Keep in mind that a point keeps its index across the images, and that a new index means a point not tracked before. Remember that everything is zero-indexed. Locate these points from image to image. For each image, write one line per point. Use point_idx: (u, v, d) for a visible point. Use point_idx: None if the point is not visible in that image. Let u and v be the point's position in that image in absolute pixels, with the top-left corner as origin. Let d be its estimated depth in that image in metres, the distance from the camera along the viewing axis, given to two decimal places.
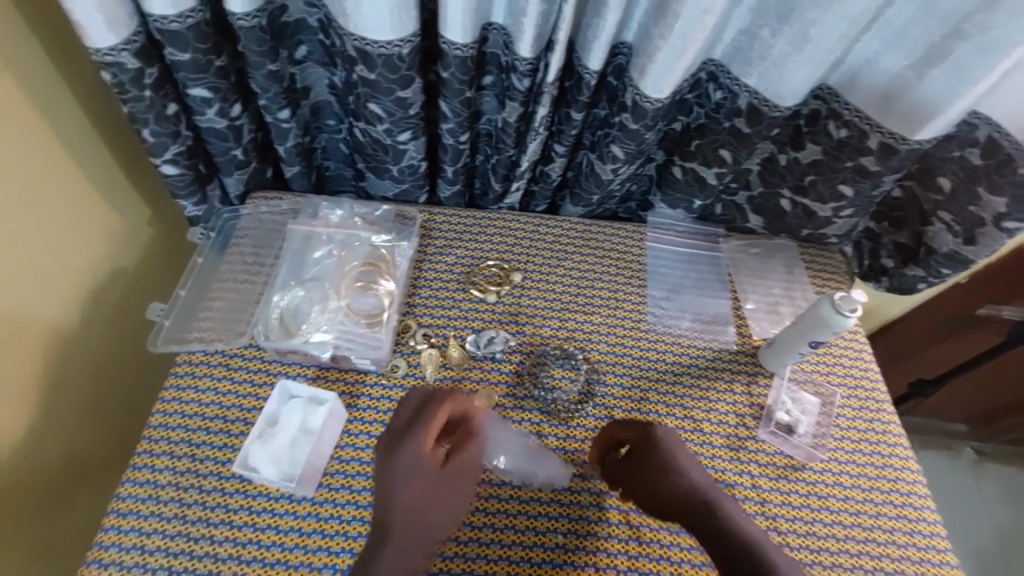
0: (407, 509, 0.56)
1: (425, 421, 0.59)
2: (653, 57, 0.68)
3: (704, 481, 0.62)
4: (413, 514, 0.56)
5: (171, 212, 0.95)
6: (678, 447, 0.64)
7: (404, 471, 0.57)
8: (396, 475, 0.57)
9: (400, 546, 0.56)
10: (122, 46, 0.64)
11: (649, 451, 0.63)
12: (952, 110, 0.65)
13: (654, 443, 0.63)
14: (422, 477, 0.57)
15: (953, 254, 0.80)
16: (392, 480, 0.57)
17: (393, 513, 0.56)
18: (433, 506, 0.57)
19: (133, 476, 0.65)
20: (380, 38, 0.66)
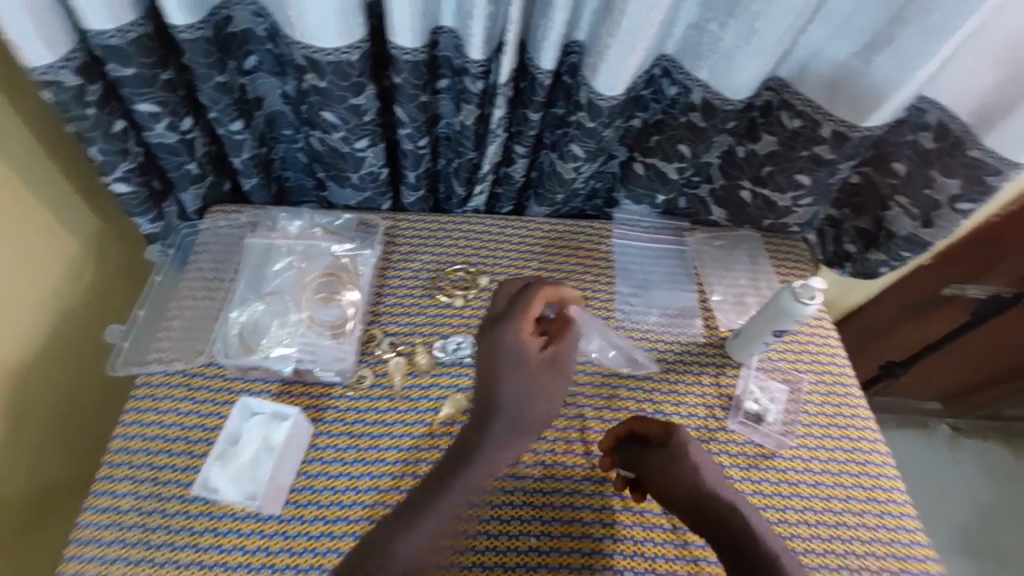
0: (516, 389, 0.61)
1: (526, 307, 0.63)
2: (604, 55, 0.68)
3: (721, 483, 0.63)
4: (522, 391, 0.61)
5: (129, 230, 0.92)
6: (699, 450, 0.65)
7: (509, 359, 0.61)
8: (503, 352, 0.61)
9: (506, 427, 0.60)
10: (60, 64, 0.63)
11: (675, 452, 0.64)
12: (898, 97, 0.66)
13: (678, 444, 0.64)
14: (530, 357, 0.62)
15: (911, 238, 0.81)
16: (501, 356, 0.61)
17: (504, 395, 0.61)
18: (540, 385, 0.62)
19: (94, 503, 0.64)
20: (328, 45, 0.65)
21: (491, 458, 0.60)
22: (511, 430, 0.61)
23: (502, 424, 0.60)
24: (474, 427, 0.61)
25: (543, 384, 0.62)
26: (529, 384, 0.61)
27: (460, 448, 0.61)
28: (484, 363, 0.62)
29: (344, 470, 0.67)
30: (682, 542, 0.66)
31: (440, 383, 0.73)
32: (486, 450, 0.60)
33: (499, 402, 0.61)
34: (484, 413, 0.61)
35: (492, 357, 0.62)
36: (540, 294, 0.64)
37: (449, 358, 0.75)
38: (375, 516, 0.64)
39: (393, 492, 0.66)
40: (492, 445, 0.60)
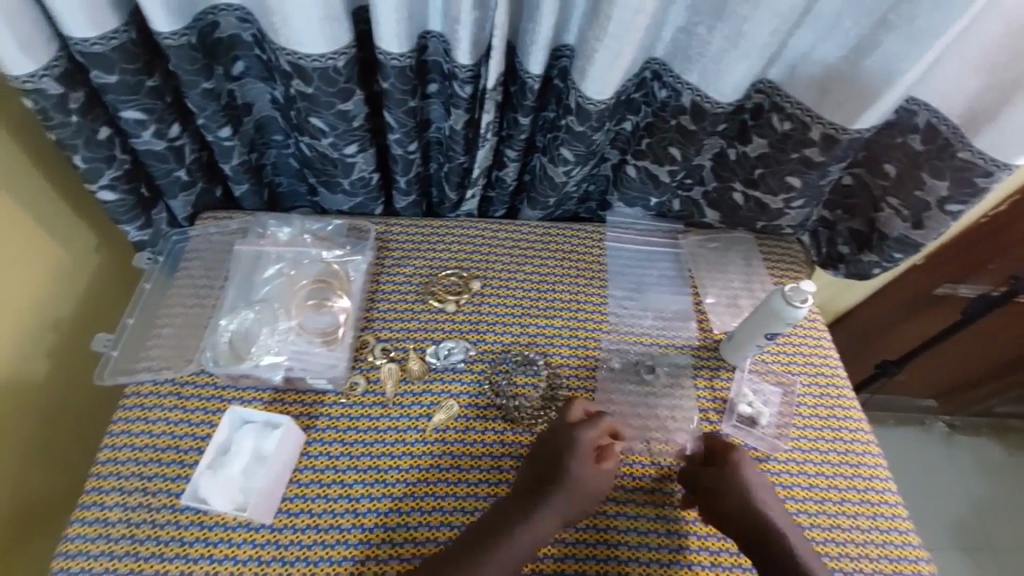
0: (579, 483, 0.62)
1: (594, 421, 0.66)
2: (592, 60, 0.68)
3: (772, 501, 0.64)
4: (578, 486, 0.62)
5: (118, 239, 0.91)
6: (752, 468, 0.66)
7: (579, 455, 0.63)
8: (566, 451, 0.64)
9: (548, 516, 0.61)
10: (42, 72, 0.62)
11: (730, 474, 0.65)
12: (885, 100, 0.67)
13: (734, 465, 0.66)
14: (592, 461, 0.64)
15: (903, 239, 0.81)
16: (564, 455, 0.64)
17: (571, 484, 0.62)
18: (596, 477, 0.63)
19: (81, 516, 0.63)
20: (314, 51, 0.65)
21: (527, 546, 0.60)
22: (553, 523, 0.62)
23: (546, 517, 0.61)
24: (519, 505, 0.62)
25: (598, 482, 0.63)
26: (588, 481, 0.63)
27: (496, 523, 0.61)
28: (541, 459, 0.65)
29: (336, 478, 0.66)
30: (676, 547, 0.65)
31: (434, 389, 0.73)
32: (522, 532, 0.60)
33: (549, 495, 0.62)
34: (531, 502, 0.62)
35: (562, 453, 0.64)
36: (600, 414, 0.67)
37: (441, 364, 0.75)
38: (368, 524, 0.64)
39: (386, 500, 0.66)
40: (528, 531, 0.60)
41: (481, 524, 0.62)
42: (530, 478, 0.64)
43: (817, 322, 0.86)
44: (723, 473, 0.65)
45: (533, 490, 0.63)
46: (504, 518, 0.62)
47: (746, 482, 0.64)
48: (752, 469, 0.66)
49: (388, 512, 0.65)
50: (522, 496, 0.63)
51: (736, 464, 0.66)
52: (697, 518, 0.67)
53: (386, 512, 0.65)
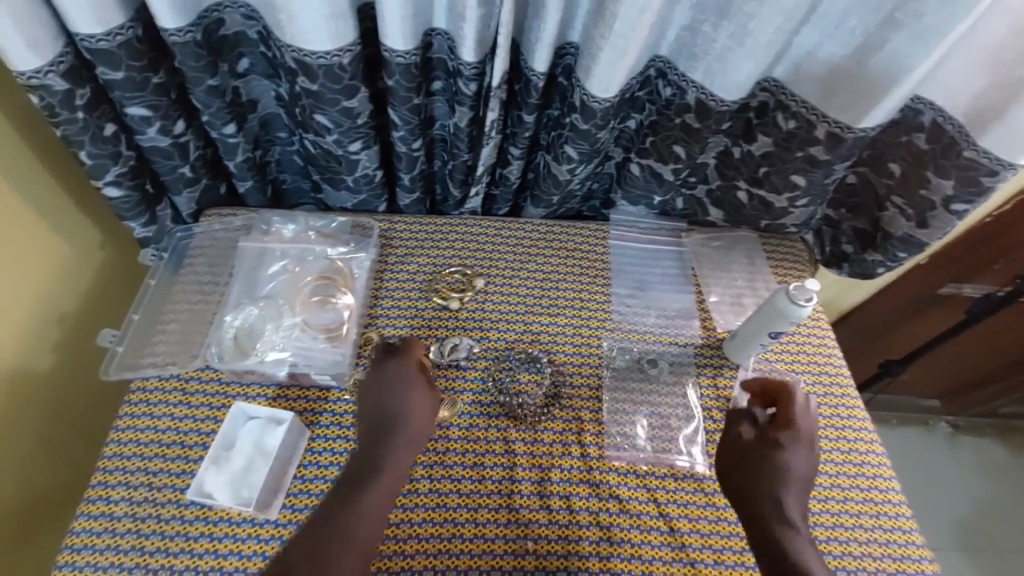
0: (411, 409, 0.63)
1: (403, 352, 0.67)
2: (597, 57, 0.68)
3: (800, 490, 0.59)
4: (411, 412, 0.63)
5: (123, 235, 0.92)
6: (801, 452, 0.61)
7: (405, 381, 0.64)
8: (392, 384, 0.64)
9: (405, 442, 0.61)
10: (48, 68, 0.63)
11: (781, 444, 0.61)
12: (891, 98, 0.66)
13: (785, 437, 0.61)
14: (411, 386, 0.64)
15: (908, 238, 0.81)
16: (399, 389, 0.64)
17: (393, 415, 0.62)
18: (409, 411, 0.63)
19: (86, 510, 0.63)
20: (319, 48, 0.65)
21: (394, 474, 0.59)
22: (410, 447, 0.61)
23: (403, 443, 0.61)
24: (374, 441, 0.61)
25: (414, 411, 0.63)
26: (412, 409, 0.63)
27: (362, 464, 0.59)
28: (369, 399, 0.64)
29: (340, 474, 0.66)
30: (679, 545, 0.65)
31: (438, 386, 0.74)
32: (387, 465, 0.59)
33: (400, 422, 0.62)
34: (387, 434, 0.61)
35: (390, 384, 0.64)
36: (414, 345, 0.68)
37: (445, 361, 0.75)
38: None
39: None
40: (394, 460, 0.60)
41: (348, 472, 0.59)
42: (371, 419, 0.63)
43: (821, 321, 0.86)
44: (774, 442, 0.61)
45: (387, 421, 0.62)
46: (366, 458, 0.60)
47: (785, 458, 0.60)
48: (803, 451, 0.61)
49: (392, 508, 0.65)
50: (374, 434, 0.61)
51: (790, 435, 0.62)
52: (700, 516, 0.67)
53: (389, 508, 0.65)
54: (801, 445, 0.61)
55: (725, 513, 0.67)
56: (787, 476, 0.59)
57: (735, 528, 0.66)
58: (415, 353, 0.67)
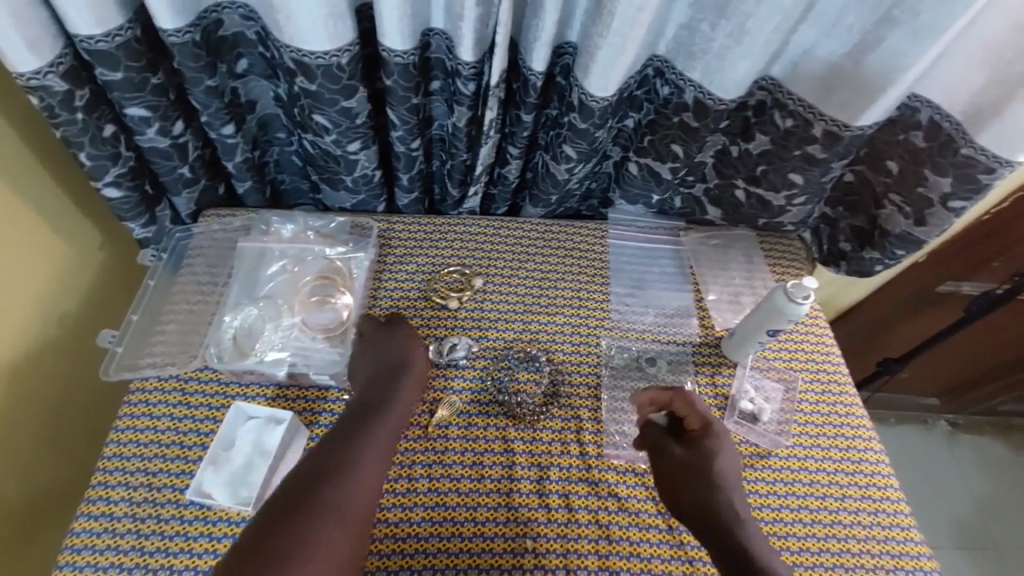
0: (415, 359, 0.70)
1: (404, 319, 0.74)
2: (595, 57, 0.68)
3: (738, 495, 0.61)
4: (416, 357, 0.70)
5: (122, 235, 0.92)
6: (728, 456, 0.63)
7: (410, 339, 0.71)
8: (398, 336, 0.71)
9: (412, 385, 0.67)
10: (47, 69, 0.63)
11: (705, 451, 0.62)
12: (888, 96, 0.67)
13: (712, 443, 0.63)
14: (414, 338, 0.72)
15: (905, 236, 0.81)
16: (404, 341, 0.71)
17: (400, 364, 0.68)
18: (414, 355, 0.70)
19: (87, 510, 0.63)
20: (318, 49, 0.65)
21: (404, 407, 0.65)
22: (416, 388, 0.68)
23: (410, 382, 0.67)
24: (385, 379, 0.67)
25: (416, 356, 0.70)
26: (417, 355, 0.70)
27: (371, 402, 0.64)
28: (371, 352, 0.70)
29: None
30: (678, 543, 0.65)
31: (437, 385, 0.74)
32: (396, 399, 0.65)
33: (408, 364, 0.69)
34: (396, 372, 0.67)
35: (396, 341, 0.71)
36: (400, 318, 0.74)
37: (444, 360, 0.75)
38: None
39: (388, 495, 0.66)
40: (403, 396, 0.66)
41: (360, 406, 0.64)
42: (385, 361, 0.69)
43: (819, 319, 0.86)
44: (700, 450, 0.62)
45: (396, 363, 0.68)
46: (376, 394, 0.65)
47: (718, 466, 0.61)
48: (727, 453, 0.63)
49: (390, 507, 0.65)
50: (386, 372, 0.67)
51: (713, 440, 0.63)
52: None
53: (388, 507, 0.65)
54: (723, 446, 0.63)
55: None
56: (726, 481, 0.61)
57: None
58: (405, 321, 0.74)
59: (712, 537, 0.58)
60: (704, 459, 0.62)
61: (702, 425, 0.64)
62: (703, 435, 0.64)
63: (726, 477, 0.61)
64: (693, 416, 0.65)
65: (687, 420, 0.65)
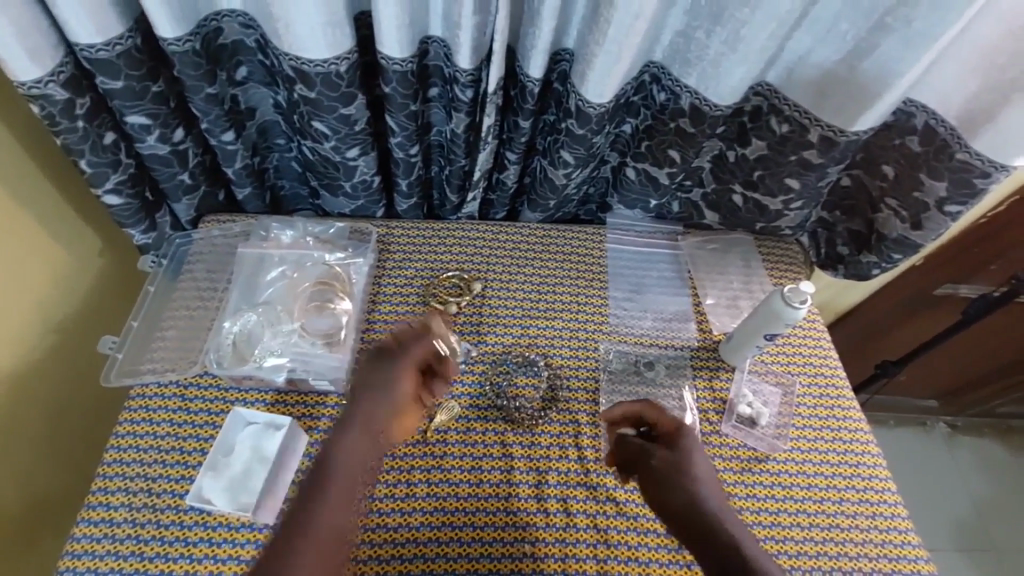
0: (380, 390, 0.59)
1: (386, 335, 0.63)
2: (591, 64, 0.68)
3: (720, 495, 0.57)
4: (370, 390, 0.59)
5: (122, 241, 0.92)
6: (703, 457, 0.60)
7: (380, 366, 0.60)
8: (361, 368, 0.61)
9: (374, 423, 0.57)
10: (48, 78, 0.63)
11: (682, 454, 0.59)
12: (883, 103, 0.67)
13: (687, 443, 0.60)
14: (378, 363, 0.61)
15: (902, 240, 0.81)
16: (367, 370, 0.60)
17: (363, 401, 0.58)
18: (368, 388, 0.59)
19: (88, 516, 0.64)
20: (316, 56, 0.66)
21: (345, 459, 0.55)
22: (364, 431, 0.57)
23: (357, 425, 0.57)
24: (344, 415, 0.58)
25: (371, 388, 0.59)
26: (370, 388, 0.59)
27: (329, 444, 0.56)
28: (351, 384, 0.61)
29: None
30: (676, 547, 0.65)
31: None
32: (347, 445, 0.56)
33: (360, 401, 0.58)
34: (347, 414, 0.58)
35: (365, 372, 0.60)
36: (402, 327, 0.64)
37: None
38: (369, 524, 0.65)
39: (387, 501, 0.66)
40: (343, 445, 0.55)
41: (313, 463, 0.56)
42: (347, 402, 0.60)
43: (816, 323, 0.86)
44: (680, 451, 0.59)
45: (351, 404, 0.59)
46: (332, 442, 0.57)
47: (696, 467, 0.58)
48: (701, 453, 0.60)
49: (390, 512, 0.66)
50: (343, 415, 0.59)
51: (688, 441, 0.60)
52: None
53: (387, 512, 0.65)
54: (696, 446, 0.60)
55: None
56: (705, 480, 0.57)
57: None
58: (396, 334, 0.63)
59: (707, 544, 0.53)
60: (682, 460, 0.58)
61: (675, 428, 0.62)
62: (676, 437, 0.61)
63: (705, 476, 0.57)
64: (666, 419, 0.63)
65: (659, 426, 0.63)
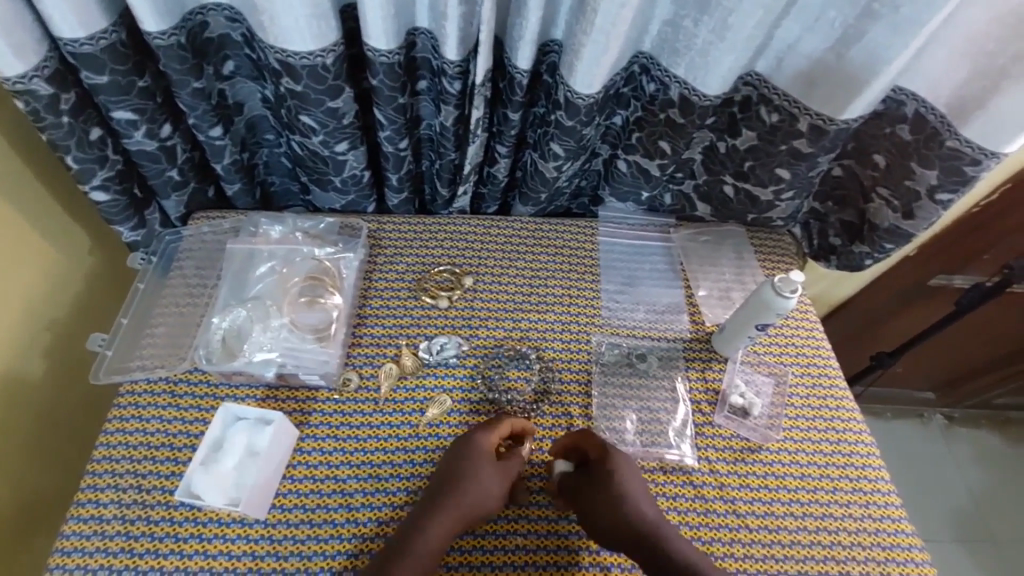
0: (472, 477, 0.61)
1: (486, 425, 0.66)
2: (579, 54, 0.68)
3: (649, 505, 0.61)
4: (470, 480, 0.60)
5: (111, 237, 0.92)
6: (632, 472, 0.63)
7: (475, 454, 0.63)
8: (461, 453, 0.63)
9: (458, 507, 0.59)
10: (32, 73, 0.63)
11: (608, 476, 0.61)
12: (871, 90, 0.67)
13: (614, 462, 0.62)
14: (478, 456, 0.63)
15: (894, 229, 0.81)
16: (466, 460, 0.62)
17: (453, 483, 0.61)
18: (471, 479, 0.60)
19: (77, 513, 0.63)
20: (302, 49, 0.66)
21: (429, 552, 0.57)
22: (453, 521, 0.58)
23: (443, 511, 0.59)
24: (431, 498, 0.60)
25: (473, 479, 0.60)
26: (466, 479, 0.60)
27: (407, 527, 0.59)
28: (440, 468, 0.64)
29: (330, 473, 0.67)
30: None
31: (427, 384, 0.74)
32: (427, 530, 0.58)
33: (456, 488, 0.60)
34: (437, 499, 0.60)
35: (459, 457, 0.63)
36: (505, 421, 0.66)
37: (434, 359, 0.75)
38: (362, 519, 0.64)
39: (379, 495, 0.66)
40: (428, 534, 0.58)
41: (390, 542, 0.58)
42: (437, 483, 0.62)
43: (809, 313, 0.86)
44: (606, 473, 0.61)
45: (442, 487, 0.61)
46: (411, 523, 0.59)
47: (622, 484, 0.60)
48: (629, 468, 0.63)
49: (381, 506, 0.65)
50: (432, 496, 0.61)
51: (612, 461, 0.62)
52: (690, 509, 0.67)
53: (378, 506, 0.65)
54: (623, 463, 0.63)
55: (714, 506, 0.68)
56: (632, 495, 0.60)
57: (724, 520, 0.67)
58: (501, 429, 0.66)
59: (641, 557, 0.57)
60: (606, 480, 0.61)
61: (600, 450, 0.64)
62: (603, 458, 0.63)
63: (632, 490, 0.61)
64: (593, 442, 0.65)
65: (587, 450, 0.65)
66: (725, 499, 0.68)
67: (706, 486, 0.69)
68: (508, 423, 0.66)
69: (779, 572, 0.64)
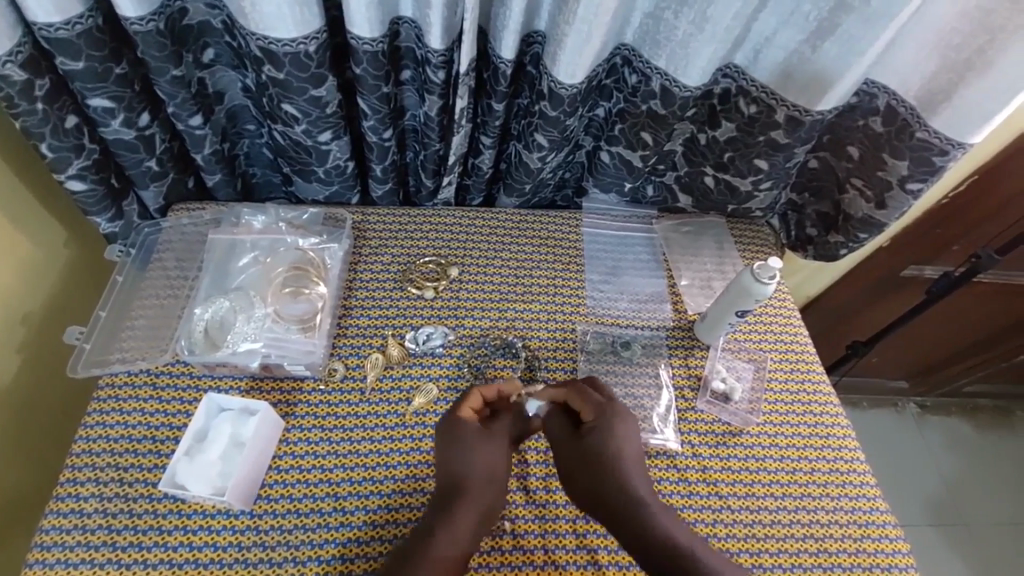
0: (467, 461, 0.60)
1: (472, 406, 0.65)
2: (562, 44, 0.69)
3: (639, 474, 0.61)
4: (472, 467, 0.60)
5: (88, 231, 0.90)
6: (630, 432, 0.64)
7: (470, 438, 0.62)
8: (460, 440, 0.62)
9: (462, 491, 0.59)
10: (6, 58, 0.61)
11: (607, 442, 0.62)
12: (845, 81, 0.69)
13: (607, 429, 0.63)
14: (474, 441, 0.62)
15: (867, 219, 0.83)
16: (464, 443, 0.61)
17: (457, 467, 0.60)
18: (480, 466, 0.60)
19: (56, 508, 0.62)
20: (283, 36, 0.65)
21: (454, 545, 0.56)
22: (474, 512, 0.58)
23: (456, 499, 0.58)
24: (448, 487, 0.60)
25: (470, 464, 0.60)
26: (464, 461, 0.60)
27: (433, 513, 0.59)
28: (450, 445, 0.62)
29: (316, 463, 0.66)
30: None
31: (413, 374, 0.74)
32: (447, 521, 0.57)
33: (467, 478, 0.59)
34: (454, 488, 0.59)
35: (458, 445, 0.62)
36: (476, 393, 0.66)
37: (421, 349, 0.75)
38: (349, 508, 0.64)
39: (366, 484, 0.66)
40: (452, 531, 0.56)
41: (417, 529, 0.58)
42: (439, 484, 0.61)
43: (787, 301, 0.88)
44: (608, 436, 0.62)
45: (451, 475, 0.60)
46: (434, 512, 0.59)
47: (620, 440, 0.62)
48: (626, 430, 0.63)
49: (369, 494, 0.65)
50: (439, 497, 0.60)
51: (607, 426, 0.63)
52: (673, 491, 0.69)
53: (366, 495, 0.65)
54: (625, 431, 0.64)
55: (696, 488, 0.69)
56: (623, 468, 0.61)
57: (707, 501, 0.69)
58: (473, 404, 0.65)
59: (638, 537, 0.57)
60: (610, 437, 0.62)
61: (595, 413, 0.64)
62: (602, 419, 0.63)
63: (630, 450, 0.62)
64: (592, 398, 0.65)
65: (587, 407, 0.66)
66: (706, 480, 0.70)
67: (688, 470, 0.70)
68: (479, 395, 0.66)
69: (761, 551, 0.66)
